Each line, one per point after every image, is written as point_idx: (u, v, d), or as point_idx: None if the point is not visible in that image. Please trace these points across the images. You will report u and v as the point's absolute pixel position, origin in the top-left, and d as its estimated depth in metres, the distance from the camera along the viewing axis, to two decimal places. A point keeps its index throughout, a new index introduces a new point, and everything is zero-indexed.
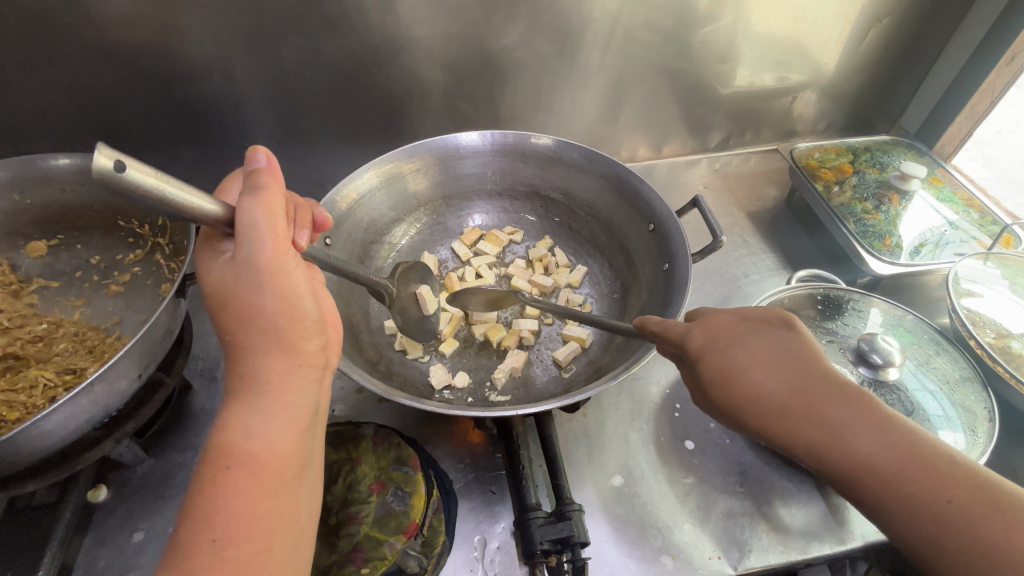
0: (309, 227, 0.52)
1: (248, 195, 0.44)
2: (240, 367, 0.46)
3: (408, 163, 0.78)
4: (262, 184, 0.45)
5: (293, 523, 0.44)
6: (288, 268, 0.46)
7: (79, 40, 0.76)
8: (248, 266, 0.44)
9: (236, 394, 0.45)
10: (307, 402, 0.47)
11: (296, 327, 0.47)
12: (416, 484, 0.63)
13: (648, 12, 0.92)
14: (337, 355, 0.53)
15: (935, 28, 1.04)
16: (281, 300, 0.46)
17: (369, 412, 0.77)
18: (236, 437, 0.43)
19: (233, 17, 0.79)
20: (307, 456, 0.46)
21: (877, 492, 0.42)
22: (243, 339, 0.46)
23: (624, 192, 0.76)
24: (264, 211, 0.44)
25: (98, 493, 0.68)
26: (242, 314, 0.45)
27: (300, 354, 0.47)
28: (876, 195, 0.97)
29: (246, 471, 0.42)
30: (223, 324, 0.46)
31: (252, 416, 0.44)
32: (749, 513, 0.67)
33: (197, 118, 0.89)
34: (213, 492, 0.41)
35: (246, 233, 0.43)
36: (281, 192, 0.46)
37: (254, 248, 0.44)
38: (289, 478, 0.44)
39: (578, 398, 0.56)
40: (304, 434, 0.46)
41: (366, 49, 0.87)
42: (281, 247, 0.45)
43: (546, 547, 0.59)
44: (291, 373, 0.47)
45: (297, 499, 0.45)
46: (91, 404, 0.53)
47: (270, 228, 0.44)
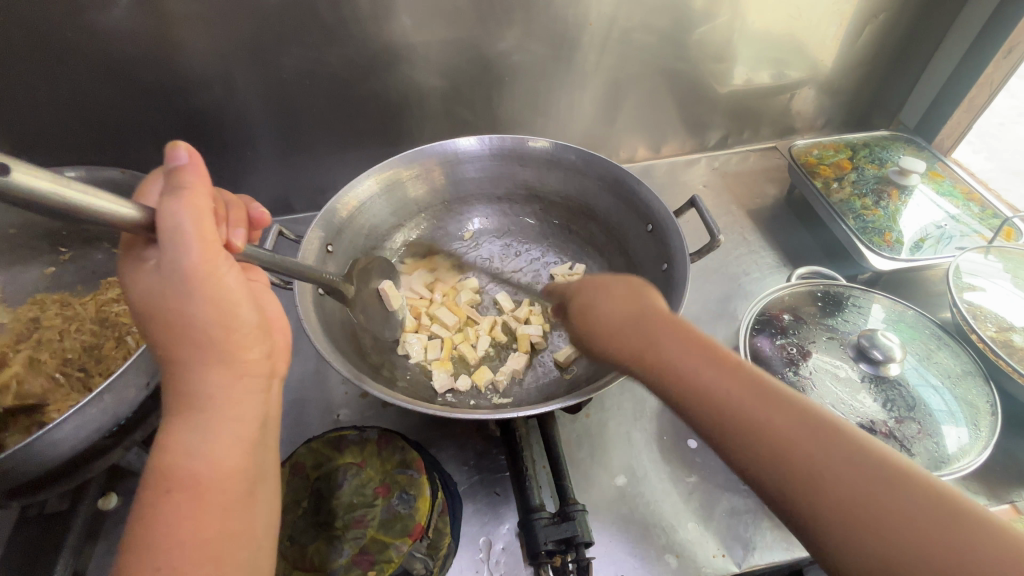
0: (244, 225, 0.49)
1: (167, 196, 0.40)
2: (180, 382, 0.44)
3: (407, 169, 0.79)
4: (185, 181, 0.41)
5: (248, 542, 0.43)
6: (220, 273, 0.43)
7: (81, 55, 0.77)
8: (176, 273, 0.41)
9: (175, 410, 0.44)
10: (254, 415, 0.46)
11: (234, 336, 0.46)
12: (421, 487, 0.64)
13: (644, 13, 0.93)
14: (284, 363, 0.52)
15: (932, 21, 1.04)
16: (215, 308, 0.44)
17: (372, 416, 0.78)
18: (178, 459, 0.42)
19: (232, 28, 0.80)
20: (258, 471, 0.45)
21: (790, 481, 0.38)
22: (176, 351, 0.44)
23: (622, 193, 0.76)
24: (190, 213, 0.40)
25: (109, 500, 0.69)
26: (173, 325, 0.43)
27: (242, 364, 0.46)
28: (875, 191, 0.97)
29: (191, 494, 0.41)
30: (153, 336, 0.44)
31: (193, 435, 0.43)
32: (752, 511, 0.68)
33: (200, 128, 0.90)
34: (156, 520, 0.39)
35: (171, 236, 0.40)
36: (206, 187, 0.42)
37: (180, 255, 0.40)
38: (241, 493, 0.43)
39: (568, 404, 0.56)
40: (251, 449, 0.45)
41: (365, 57, 0.88)
42: (212, 250, 0.42)
43: (551, 547, 0.60)
44: (234, 385, 0.45)
45: (249, 516, 0.43)
46: (102, 412, 0.54)
47: (197, 231, 0.40)
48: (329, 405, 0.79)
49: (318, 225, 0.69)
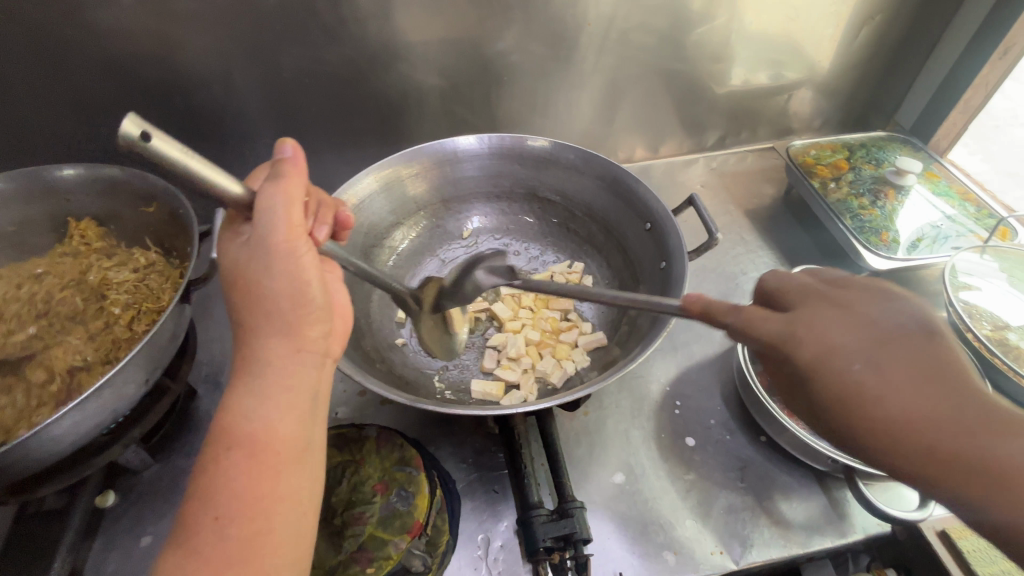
0: (328, 221, 0.52)
1: (270, 180, 0.45)
2: (244, 347, 0.45)
3: (406, 167, 0.79)
4: (287, 170, 0.46)
5: (295, 507, 0.43)
6: (297, 252, 0.45)
7: (79, 52, 0.77)
8: (260, 245, 0.44)
9: (241, 373, 0.45)
10: (308, 387, 0.46)
11: (303, 313, 0.46)
12: (420, 485, 0.64)
13: (642, 14, 0.93)
14: (342, 344, 0.52)
15: (928, 23, 1.05)
16: (287, 283, 0.45)
17: (371, 414, 0.78)
18: (237, 418, 0.43)
19: (231, 27, 0.80)
20: (309, 439, 0.45)
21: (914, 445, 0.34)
22: (249, 319, 0.46)
23: (620, 192, 0.76)
24: (283, 198, 0.44)
25: (106, 498, 0.69)
26: (248, 295, 0.45)
27: (302, 339, 0.46)
28: (872, 190, 0.97)
29: (247, 452, 0.42)
30: (232, 303, 0.47)
31: (251, 398, 0.43)
32: (750, 508, 0.68)
33: (199, 126, 0.90)
34: (215, 473, 0.41)
35: (264, 214, 0.44)
36: (304, 178, 0.47)
37: (268, 230, 0.44)
38: (293, 459, 0.44)
39: (580, 394, 0.56)
40: (305, 418, 0.45)
41: (364, 56, 0.88)
42: (297, 232, 0.45)
43: (549, 544, 0.60)
44: (291, 357, 0.46)
45: (297, 482, 0.44)
46: (100, 408, 0.55)
47: (287, 213, 0.44)
48: (327, 402, 0.79)
49: None
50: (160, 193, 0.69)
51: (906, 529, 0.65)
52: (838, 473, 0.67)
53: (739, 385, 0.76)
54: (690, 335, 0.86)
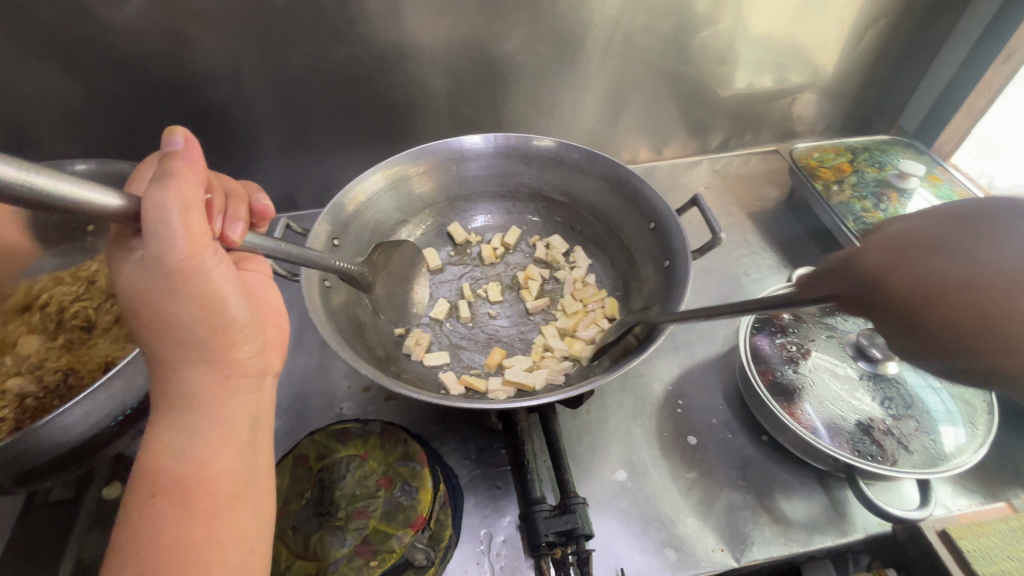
0: (242, 220, 0.49)
1: (155, 184, 0.41)
2: (163, 382, 0.45)
3: (413, 166, 0.80)
4: (173, 170, 0.42)
5: (239, 546, 0.43)
6: (204, 267, 0.44)
7: (91, 49, 0.79)
8: (159, 268, 0.42)
9: (160, 411, 0.44)
10: (242, 414, 0.46)
11: (221, 333, 0.46)
12: (423, 479, 0.65)
13: (647, 17, 0.94)
14: (278, 359, 0.52)
15: (931, 28, 1.05)
16: (200, 306, 0.44)
17: (375, 409, 0.79)
18: (164, 461, 0.43)
19: (241, 26, 0.81)
20: (249, 470, 0.46)
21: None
22: (161, 352, 0.45)
23: (625, 192, 0.77)
24: (176, 201, 0.41)
25: (113, 490, 0.67)
26: (157, 326, 0.44)
27: (228, 363, 0.46)
28: (875, 193, 0.98)
29: (176, 497, 0.42)
30: (141, 338, 0.45)
31: (177, 437, 0.43)
32: (751, 506, 0.68)
33: (207, 123, 0.91)
34: (143, 521, 0.41)
35: (155, 228, 0.41)
36: (190, 170, 0.43)
37: (164, 246, 0.41)
38: (228, 495, 0.44)
39: (581, 390, 0.58)
40: (241, 449, 0.45)
41: (372, 56, 0.89)
42: (198, 237, 0.43)
43: (551, 539, 0.60)
44: (217, 385, 0.45)
45: (239, 518, 0.44)
46: (109, 398, 0.55)
47: (185, 216, 0.41)
48: (332, 398, 0.80)
49: (325, 219, 0.70)
50: None
51: (907, 528, 0.65)
52: (839, 472, 0.67)
53: (741, 383, 0.76)
54: (692, 335, 0.86)
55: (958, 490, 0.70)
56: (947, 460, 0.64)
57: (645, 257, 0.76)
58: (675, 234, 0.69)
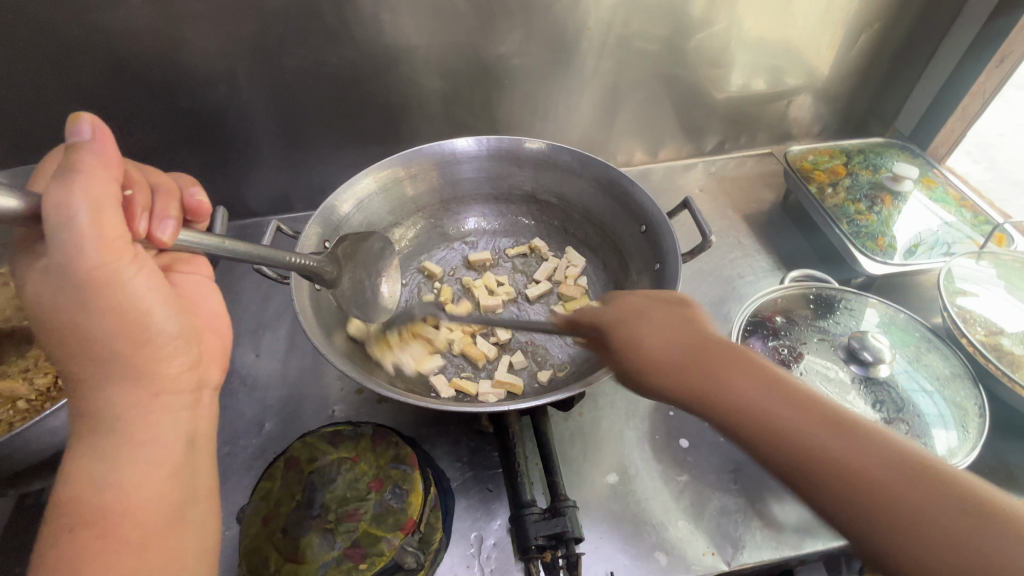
0: (171, 216, 0.45)
1: (56, 183, 0.36)
2: (84, 403, 0.41)
3: (405, 169, 0.80)
4: (80, 165, 0.37)
5: (175, 574, 0.41)
6: (125, 278, 0.40)
7: (85, 52, 0.79)
8: (69, 280, 0.38)
9: (80, 436, 0.41)
10: (175, 433, 0.44)
11: (148, 349, 0.43)
12: (414, 482, 0.65)
13: (642, 20, 0.94)
14: (213, 371, 0.50)
15: (926, 31, 1.05)
16: (121, 320, 0.41)
17: (367, 412, 0.79)
18: (85, 490, 0.40)
19: (235, 29, 0.82)
20: (184, 491, 0.43)
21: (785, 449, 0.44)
22: (80, 370, 0.41)
23: (616, 194, 0.77)
24: (83, 202, 0.36)
25: None
26: (71, 345, 0.40)
27: (158, 380, 0.44)
28: (869, 196, 0.98)
29: (99, 529, 0.39)
30: (57, 356, 0.41)
31: (100, 462, 0.40)
32: (742, 510, 0.68)
33: (202, 125, 0.91)
34: (62, 556, 0.38)
35: (59, 233, 0.36)
36: (103, 163, 0.38)
37: (72, 254, 0.37)
38: (163, 518, 0.42)
39: (563, 395, 0.57)
40: (175, 470, 0.43)
41: (366, 58, 0.89)
42: (111, 242, 0.38)
43: (541, 542, 0.60)
44: (145, 403, 0.43)
45: (174, 543, 0.42)
46: None
47: (97, 219, 0.37)
48: (325, 400, 0.80)
49: (316, 221, 0.70)
50: None
51: None
52: None
53: None
54: None
55: None
56: None
57: (637, 259, 0.76)
58: (666, 237, 0.68)
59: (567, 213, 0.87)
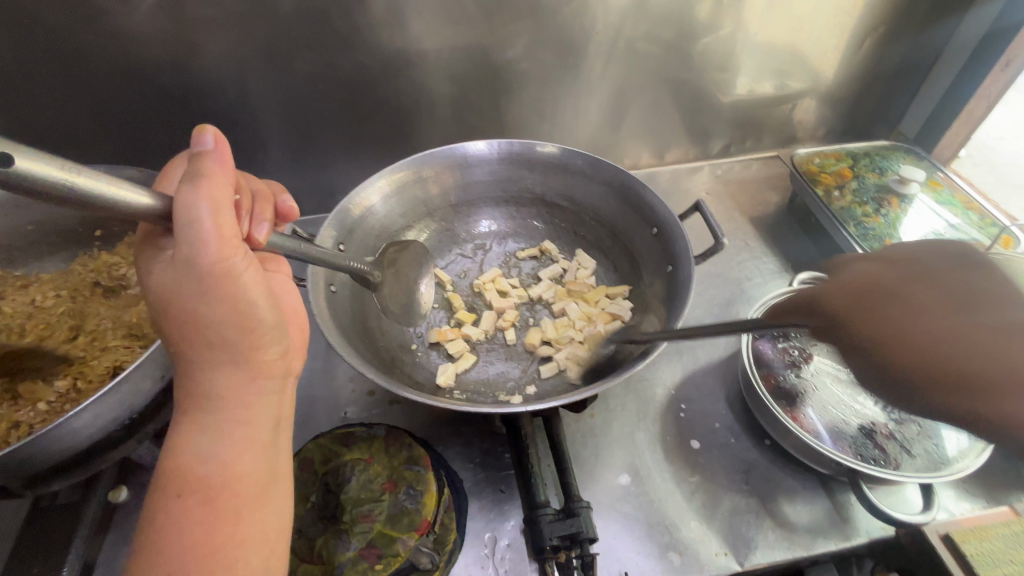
0: (266, 219, 0.51)
1: (186, 185, 0.41)
2: (190, 382, 0.46)
3: (417, 172, 0.81)
4: (205, 171, 0.42)
5: (260, 544, 0.45)
6: (236, 271, 0.44)
7: (100, 57, 0.79)
8: (192, 270, 0.43)
9: (185, 411, 0.46)
10: (265, 416, 0.48)
11: (252, 337, 0.47)
12: (428, 483, 0.65)
13: (650, 24, 0.95)
14: (299, 360, 0.54)
15: (931, 35, 1.06)
16: (231, 309, 0.45)
17: (379, 413, 0.79)
18: (191, 461, 0.44)
19: (248, 34, 0.82)
20: (270, 471, 0.48)
21: (869, 332, 0.42)
22: (188, 351, 0.46)
23: (627, 197, 0.78)
24: (206, 202, 0.41)
25: (118, 492, 0.70)
26: (187, 327, 0.45)
27: (256, 367, 0.48)
28: (876, 199, 0.99)
29: (202, 497, 0.44)
30: (169, 338, 0.46)
31: (204, 437, 0.45)
32: (754, 510, 0.69)
33: (213, 128, 0.92)
34: (168, 520, 0.43)
35: (186, 229, 0.41)
36: (223, 172, 0.44)
37: (197, 247, 0.42)
38: (252, 494, 0.46)
39: (586, 394, 0.57)
40: (264, 449, 0.48)
41: (376, 63, 0.90)
42: (228, 239, 0.43)
43: (556, 543, 0.61)
44: (243, 387, 0.47)
45: (261, 516, 0.46)
46: (117, 402, 0.56)
47: (215, 216, 0.42)
48: (337, 402, 0.80)
49: (330, 224, 0.71)
50: None
51: (909, 533, 0.66)
52: (842, 476, 0.67)
53: (743, 388, 0.77)
54: (695, 339, 0.87)
55: (962, 495, 0.70)
56: (951, 464, 0.64)
57: (650, 261, 0.76)
58: (678, 238, 0.69)
59: (577, 216, 0.87)
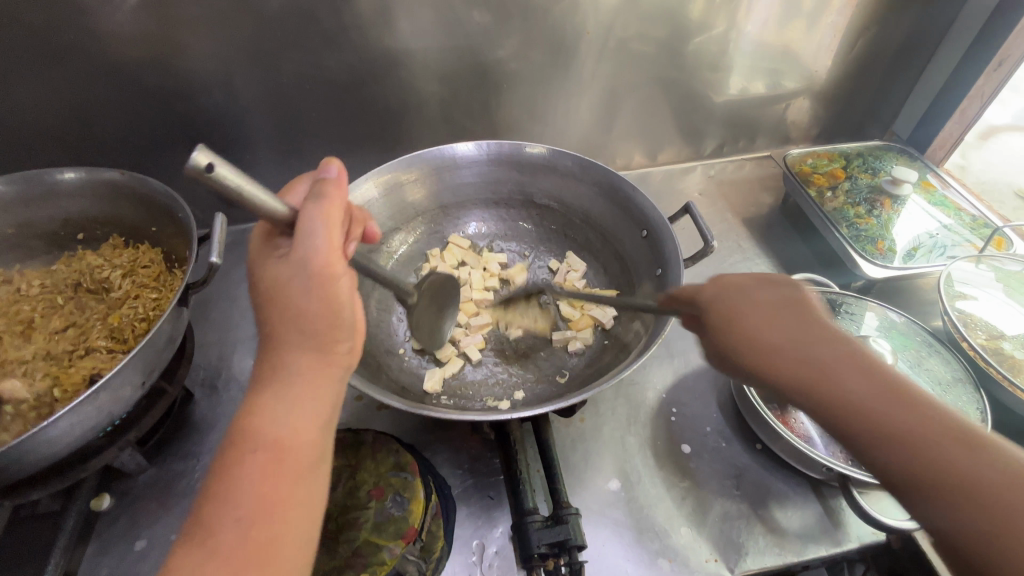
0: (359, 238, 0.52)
1: (311, 202, 0.45)
2: (275, 354, 0.46)
3: (405, 174, 0.80)
4: (326, 192, 0.46)
5: (310, 515, 0.44)
6: (336, 277, 0.46)
7: (81, 56, 0.78)
8: (300, 267, 0.45)
9: (264, 379, 0.46)
10: (331, 398, 0.48)
11: (334, 328, 0.47)
12: (415, 490, 0.64)
13: (641, 23, 0.94)
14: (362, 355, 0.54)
15: (924, 34, 1.06)
16: (324, 306, 0.46)
17: (367, 419, 0.78)
18: (266, 423, 0.44)
19: (233, 33, 0.81)
20: (326, 449, 0.47)
21: (974, 515, 0.38)
22: (278, 327, 0.46)
23: (616, 198, 0.77)
24: (323, 222, 0.45)
25: (100, 501, 0.69)
26: (286, 311, 0.46)
27: (332, 354, 0.48)
28: (869, 200, 0.98)
29: (271, 456, 0.43)
30: (265, 316, 0.47)
31: (279, 405, 0.45)
32: (745, 516, 0.68)
33: (199, 129, 0.90)
34: (231, 474, 0.42)
35: (304, 238, 0.44)
36: (342, 202, 0.47)
37: (308, 253, 0.44)
38: (309, 467, 0.45)
39: (574, 400, 0.57)
40: (325, 427, 0.47)
41: (364, 62, 0.89)
42: (335, 267, 0.45)
43: (544, 550, 0.60)
44: (320, 369, 0.47)
45: (314, 489, 0.45)
46: (96, 411, 0.55)
47: (328, 239, 0.45)
48: None
49: None
50: (161, 198, 0.70)
51: (900, 539, 0.65)
52: (833, 481, 0.67)
53: (734, 392, 0.76)
54: (686, 342, 0.86)
55: None
56: None
57: (640, 264, 0.75)
58: (667, 241, 0.68)
59: (567, 219, 0.87)
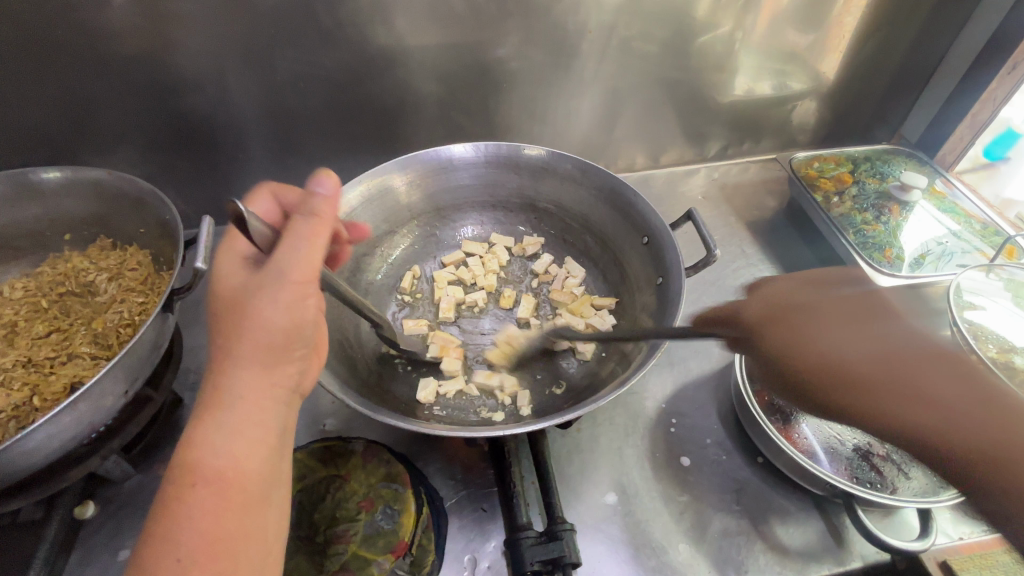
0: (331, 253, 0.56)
1: (299, 221, 0.50)
2: (218, 377, 0.46)
3: (399, 175, 0.78)
4: (314, 212, 0.51)
5: (260, 545, 0.43)
6: (307, 293, 0.49)
7: (69, 52, 0.76)
8: (274, 278, 0.47)
9: (203, 410, 0.45)
10: (275, 423, 0.47)
11: (289, 344, 0.48)
12: (406, 502, 0.62)
13: (644, 22, 0.92)
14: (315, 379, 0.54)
15: (934, 36, 1.03)
16: (290, 319, 0.48)
17: (358, 426, 0.77)
18: (206, 454, 0.43)
19: (224, 30, 0.79)
20: (276, 478, 0.46)
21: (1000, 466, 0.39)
22: (231, 346, 0.47)
23: (618, 204, 0.75)
24: (307, 239, 0.49)
25: (84, 509, 0.67)
26: (247, 328, 0.46)
27: (279, 372, 0.48)
28: (876, 206, 0.95)
29: (214, 489, 0.42)
30: (219, 340, 0.47)
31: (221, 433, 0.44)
32: (745, 532, 0.66)
33: (191, 127, 0.88)
34: (175, 511, 0.41)
35: (285, 255, 0.48)
36: (330, 225, 0.52)
37: (286, 267, 0.48)
38: (258, 495, 0.44)
39: (568, 416, 0.54)
40: (271, 454, 0.46)
41: (359, 61, 0.87)
42: (305, 285, 0.49)
43: (537, 568, 0.58)
44: (264, 391, 0.47)
45: (264, 519, 0.44)
46: (74, 422, 0.53)
47: (306, 258, 0.49)
48: (315, 414, 0.77)
49: None
50: (146, 200, 0.68)
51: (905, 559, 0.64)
52: (836, 498, 0.65)
53: (735, 403, 0.74)
54: (687, 351, 0.84)
55: (959, 518, 0.66)
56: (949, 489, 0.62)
57: (642, 270, 0.73)
58: (669, 247, 0.66)
59: (568, 222, 0.84)
